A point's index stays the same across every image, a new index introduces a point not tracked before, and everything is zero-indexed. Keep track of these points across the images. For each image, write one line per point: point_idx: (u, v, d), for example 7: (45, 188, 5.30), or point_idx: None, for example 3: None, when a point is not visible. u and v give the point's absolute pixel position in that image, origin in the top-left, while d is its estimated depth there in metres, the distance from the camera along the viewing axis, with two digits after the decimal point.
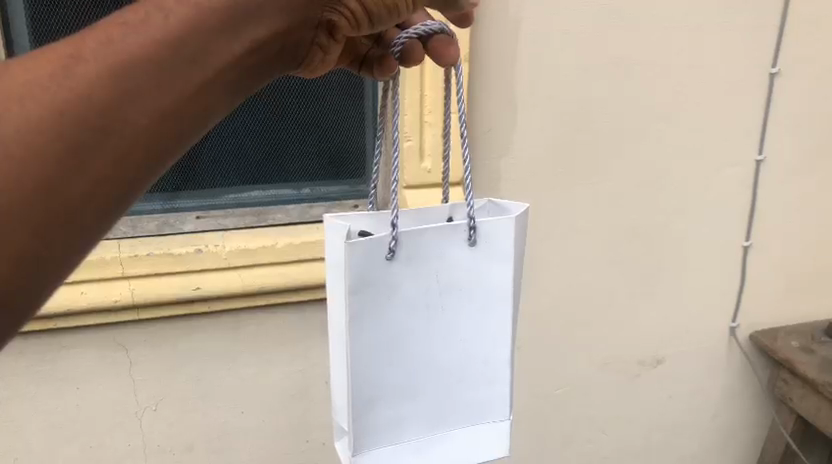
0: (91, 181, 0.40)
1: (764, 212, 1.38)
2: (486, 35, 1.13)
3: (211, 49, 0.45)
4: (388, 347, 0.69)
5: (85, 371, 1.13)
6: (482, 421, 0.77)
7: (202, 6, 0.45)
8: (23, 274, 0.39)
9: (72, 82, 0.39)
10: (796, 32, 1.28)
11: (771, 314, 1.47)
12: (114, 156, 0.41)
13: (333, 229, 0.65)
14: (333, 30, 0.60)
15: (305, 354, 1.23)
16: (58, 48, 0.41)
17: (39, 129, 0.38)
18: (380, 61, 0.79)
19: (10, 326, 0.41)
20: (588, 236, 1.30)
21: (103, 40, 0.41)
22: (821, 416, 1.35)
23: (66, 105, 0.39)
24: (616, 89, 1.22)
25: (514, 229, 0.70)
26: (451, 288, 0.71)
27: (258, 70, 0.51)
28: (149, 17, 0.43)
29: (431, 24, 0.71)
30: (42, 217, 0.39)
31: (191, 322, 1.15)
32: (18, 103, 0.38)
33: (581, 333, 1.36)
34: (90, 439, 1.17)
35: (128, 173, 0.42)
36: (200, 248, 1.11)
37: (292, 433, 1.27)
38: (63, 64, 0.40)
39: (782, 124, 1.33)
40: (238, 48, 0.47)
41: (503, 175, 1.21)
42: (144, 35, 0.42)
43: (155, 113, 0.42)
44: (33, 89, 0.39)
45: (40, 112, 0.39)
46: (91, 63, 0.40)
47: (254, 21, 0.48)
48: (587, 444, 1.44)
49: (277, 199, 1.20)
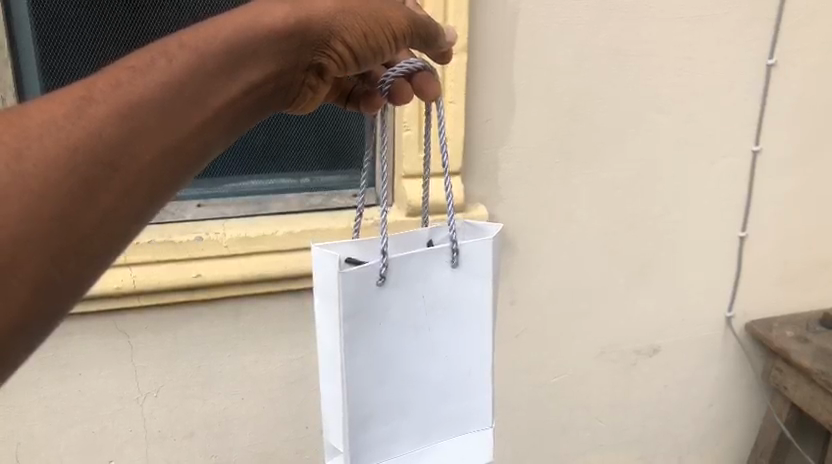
0: (100, 213, 0.46)
1: (760, 202, 1.39)
2: (482, 27, 1.14)
3: (207, 89, 0.52)
4: (380, 365, 0.71)
5: (87, 358, 1.15)
6: (467, 429, 0.79)
7: (201, 52, 0.52)
8: (36, 300, 0.45)
9: (84, 121, 0.46)
10: (792, 24, 1.28)
11: (767, 304, 1.47)
12: (122, 188, 0.47)
13: (321, 260, 0.67)
14: (322, 72, 0.66)
15: (304, 342, 1.24)
16: (71, 91, 0.47)
17: (55, 163, 0.44)
18: (365, 98, 0.84)
19: (27, 343, 0.46)
20: (585, 226, 1.31)
21: (112, 82, 0.48)
22: (813, 404, 1.36)
23: (78, 143, 0.45)
24: (612, 80, 1.22)
25: (491, 250, 0.74)
26: (437, 307, 0.73)
27: (255, 110, 0.59)
28: (154, 62, 0.50)
29: (414, 62, 0.73)
30: (58, 244, 0.45)
31: (192, 309, 1.17)
32: (36, 140, 0.44)
33: (578, 322, 1.37)
34: (92, 425, 1.19)
35: (137, 201, 0.48)
36: (201, 236, 1.12)
37: (290, 419, 1.28)
38: (75, 105, 0.46)
39: (779, 114, 1.34)
40: (233, 90, 0.55)
41: (499, 165, 1.22)
42: (150, 76, 0.49)
43: (159, 147, 0.49)
44: (50, 128, 0.45)
45: (56, 149, 0.45)
46: (101, 103, 0.47)
47: (249, 65, 0.56)
48: (583, 433, 1.45)
49: (277, 190, 1.22)
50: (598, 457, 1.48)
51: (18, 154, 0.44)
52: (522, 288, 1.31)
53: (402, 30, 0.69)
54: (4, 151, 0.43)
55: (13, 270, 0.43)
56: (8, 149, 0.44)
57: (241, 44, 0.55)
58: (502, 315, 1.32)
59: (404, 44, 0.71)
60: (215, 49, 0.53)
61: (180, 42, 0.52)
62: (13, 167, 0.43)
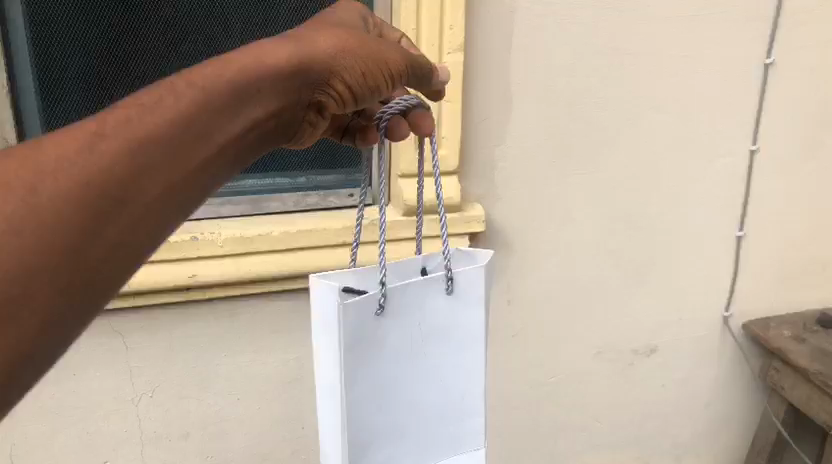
0: (109, 247, 0.46)
1: (757, 201, 1.39)
2: (480, 25, 1.14)
3: (214, 125, 0.53)
4: (378, 394, 0.71)
5: (82, 357, 1.14)
6: (461, 451, 0.80)
7: (208, 89, 0.53)
8: (45, 336, 0.44)
9: (96, 156, 0.46)
10: (790, 23, 1.28)
11: (764, 304, 1.47)
12: (131, 224, 0.47)
13: (320, 292, 0.67)
14: (321, 109, 0.67)
15: (301, 342, 1.24)
16: (80, 127, 0.47)
17: (68, 198, 0.44)
18: (361, 132, 0.84)
19: (32, 379, 0.45)
20: (582, 225, 1.30)
21: (123, 118, 0.48)
22: (811, 404, 1.36)
23: (91, 178, 0.45)
24: (610, 78, 1.22)
25: (484, 276, 0.75)
26: (433, 334, 0.74)
27: (254, 144, 0.59)
28: (162, 99, 0.50)
29: (409, 98, 0.73)
30: (67, 277, 0.44)
31: (187, 309, 1.16)
32: (50, 175, 0.44)
33: (575, 321, 1.36)
34: (86, 425, 1.18)
35: (143, 237, 0.48)
36: (196, 236, 1.11)
37: (286, 420, 1.27)
38: (87, 141, 0.46)
39: (777, 114, 1.34)
40: (237, 126, 0.55)
41: (497, 164, 1.22)
42: (161, 114, 0.49)
43: (167, 182, 0.49)
44: (63, 163, 0.45)
45: (68, 184, 0.44)
46: (113, 139, 0.47)
47: (252, 102, 0.56)
48: (580, 433, 1.45)
49: (273, 189, 1.21)
50: (596, 457, 1.48)
51: (32, 189, 0.43)
52: (519, 288, 1.31)
53: (401, 70, 0.70)
54: (19, 186, 0.43)
55: (25, 303, 0.42)
56: (22, 184, 0.43)
57: (245, 85, 0.55)
58: (499, 315, 1.31)
59: (401, 85, 0.72)
60: (222, 88, 0.53)
61: (187, 80, 0.52)
62: (28, 200, 0.43)
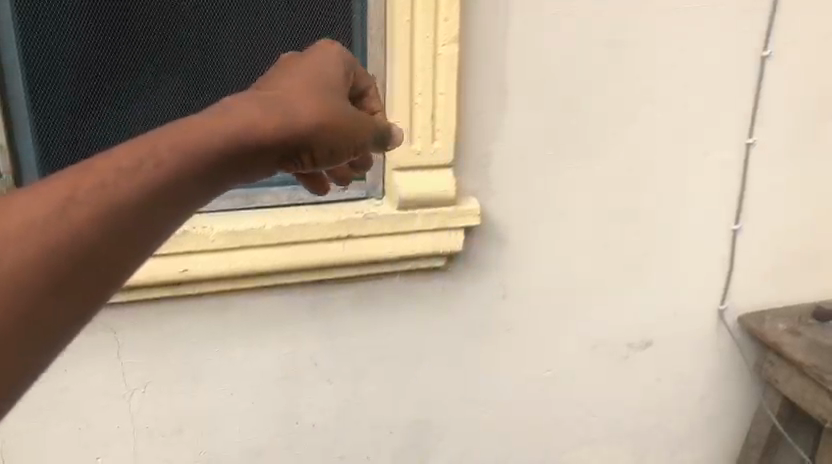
0: (71, 306, 0.50)
1: (753, 194, 1.38)
2: (476, 18, 1.13)
3: (186, 193, 0.55)
4: None
5: (73, 353, 1.14)
6: None
7: (185, 158, 0.55)
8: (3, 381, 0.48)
9: (64, 223, 0.49)
10: (787, 15, 1.27)
11: (760, 297, 1.47)
12: (91, 287, 0.51)
13: None
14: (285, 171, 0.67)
15: (294, 337, 1.23)
16: (55, 187, 0.50)
17: (32, 263, 0.48)
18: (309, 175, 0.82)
19: None
20: (578, 219, 1.30)
21: (97, 182, 0.51)
22: (806, 398, 1.35)
23: (55, 245, 0.49)
24: (606, 71, 1.21)
25: None
26: None
27: None
28: (138, 164, 0.53)
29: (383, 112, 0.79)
30: (28, 334, 0.48)
31: (180, 304, 1.15)
32: (19, 236, 0.48)
33: (570, 315, 1.36)
34: (78, 420, 1.17)
35: (101, 292, 0.52)
36: (187, 230, 1.10)
37: (280, 415, 1.26)
38: (59, 207, 0.49)
39: (773, 107, 1.33)
40: (208, 194, 0.57)
41: (492, 157, 1.21)
42: (135, 181, 0.52)
43: (131, 248, 0.52)
44: (32, 225, 0.48)
45: (34, 249, 0.48)
46: (82, 207, 0.50)
47: (230, 170, 0.58)
48: (576, 427, 1.44)
49: (266, 184, 1.19)
50: (591, 451, 1.47)
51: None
52: (514, 281, 1.30)
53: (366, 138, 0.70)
54: None
55: None
56: None
57: (232, 146, 0.57)
58: (494, 309, 1.31)
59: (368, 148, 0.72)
60: (206, 149, 0.56)
61: (167, 143, 0.54)
62: None
